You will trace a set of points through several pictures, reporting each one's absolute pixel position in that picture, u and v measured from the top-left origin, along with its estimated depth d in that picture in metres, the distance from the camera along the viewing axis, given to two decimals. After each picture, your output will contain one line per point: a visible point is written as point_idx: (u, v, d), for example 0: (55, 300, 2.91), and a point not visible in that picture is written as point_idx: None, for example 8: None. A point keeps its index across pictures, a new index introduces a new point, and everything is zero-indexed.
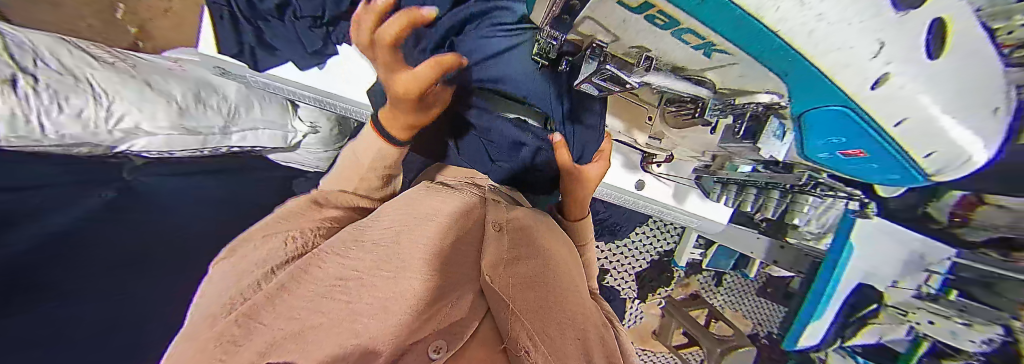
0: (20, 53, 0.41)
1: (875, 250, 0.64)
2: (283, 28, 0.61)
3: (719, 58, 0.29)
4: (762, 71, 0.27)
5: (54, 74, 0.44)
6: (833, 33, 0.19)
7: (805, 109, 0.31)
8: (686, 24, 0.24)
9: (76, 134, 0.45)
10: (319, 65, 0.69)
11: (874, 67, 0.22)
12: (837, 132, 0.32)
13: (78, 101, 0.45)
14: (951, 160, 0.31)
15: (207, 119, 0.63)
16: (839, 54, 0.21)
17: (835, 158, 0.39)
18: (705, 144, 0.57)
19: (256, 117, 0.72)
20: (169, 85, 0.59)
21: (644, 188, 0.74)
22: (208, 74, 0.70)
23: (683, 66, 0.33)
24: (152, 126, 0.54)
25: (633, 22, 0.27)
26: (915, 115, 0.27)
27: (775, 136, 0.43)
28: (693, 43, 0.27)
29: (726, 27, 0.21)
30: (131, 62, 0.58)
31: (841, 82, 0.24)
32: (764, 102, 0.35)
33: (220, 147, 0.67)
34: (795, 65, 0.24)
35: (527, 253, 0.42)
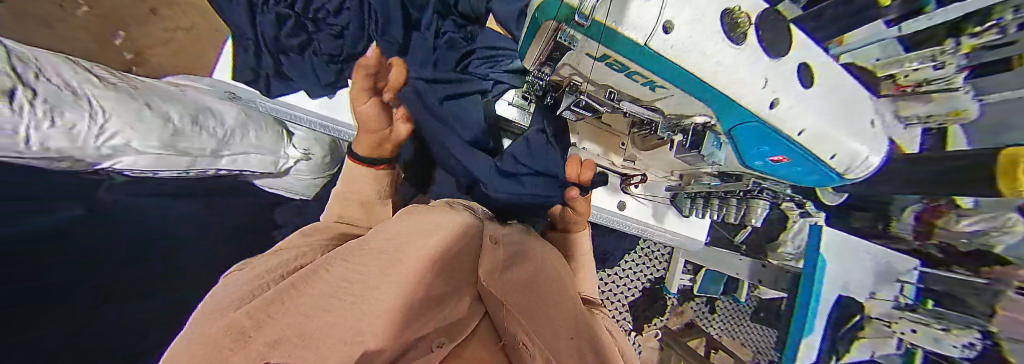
0: (23, 67, 0.41)
1: (843, 260, 0.68)
2: (302, 62, 0.72)
3: (661, 92, 0.35)
4: (693, 101, 0.35)
5: (54, 88, 0.44)
6: (725, 69, 0.29)
7: (731, 128, 0.36)
8: (633, 70, 0.31)
9: (62, 148, 0.44)
10: (330, 96, 0.74)
11: (763, 93, 0.31)
12: (764, 148, 0.38)
13: (72, 116, 0.44)
14: (855, 160, 0.38)
15: (199, 141, 0.63)
16: (736, 82, 0.30)
17: (770, 169, 0.43)
18: (670, 163, 0.64)
19: (249, 142, 0.73)
20: (166, 107, 0.59)
21: (625, 208, 0.78)
22: (211, 99, 0.72)
23: (638, 97, 0.40)
24: (142, 144, 0.53)
25: (600, 67, 0.34)
26: (809, 126, 0.34)
27: (713, 146, 0.47)
28: (641, 82, 0.34)
29: (660, 71, 0.29)
30: (134, 84, 0.60)
31: (749, 105, 0.32)
32: (700, 122, 0.41)
33: (207, 170, 0.67)
34: (714, 96, 0.31)
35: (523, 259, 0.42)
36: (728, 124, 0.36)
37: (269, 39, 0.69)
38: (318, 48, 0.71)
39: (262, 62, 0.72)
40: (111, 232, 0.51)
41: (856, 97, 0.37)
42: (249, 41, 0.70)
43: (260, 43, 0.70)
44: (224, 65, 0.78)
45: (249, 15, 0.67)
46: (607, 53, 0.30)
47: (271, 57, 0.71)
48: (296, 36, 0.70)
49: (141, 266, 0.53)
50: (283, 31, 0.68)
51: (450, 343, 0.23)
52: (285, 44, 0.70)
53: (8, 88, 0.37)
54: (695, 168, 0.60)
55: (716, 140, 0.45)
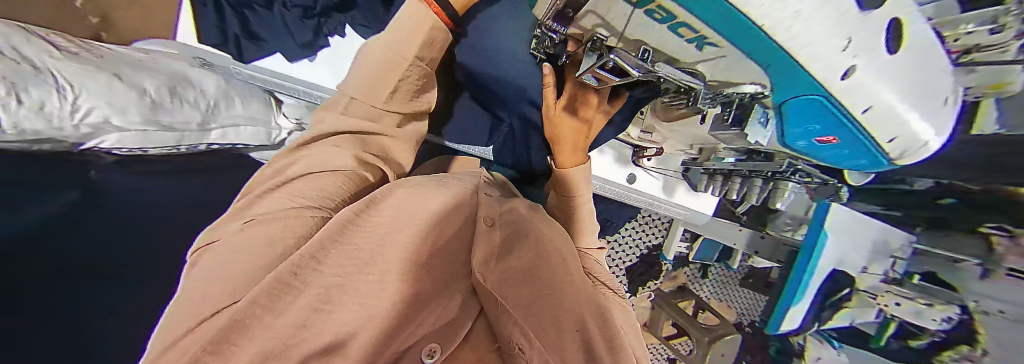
0: None
1: (846, 235, 0.65)
2: (274, 18, 0.63)
3: (709, 51, 0.29)
4: (747, 64, 0.27)
5: (8, 60, 0.39)
6: (813, 29, 0.19)
7: (786, 96, 0.30)
8: (681, 19, 0.24)
9: (37, 129, 0.41)
10: (309, 58, 0.67)
11: (844, 60, 0.23)
12: (812, 121, 0.32)
13: (38, 93, 0.41)
14: (912, 146, 0.34)
15: (181, 114, 0.59)
16: (816, 48, 0.21)
17: (811, 145, 0.38)
18: (693, 136, 0.57)
19: (236, 113, 0.69)
20: (138, 79, 0.55)
21: (635, 182, 0.76)
22: (184, 65, 0.65)
23: (679, 58, 0.33)
24: (122, 121, 0.50)
25: (635, 16, 0.27)
26: (878, 104, 0.28)
27: (759, 124, 0.40)
28: (687, 37, 0.27)
29: (716, 21, 0.21)
30: (96, 52, 0.54)
31: (818, 77, 0.24)
32: (749, 92, 0.35)
33: (198, 144, 0.64)
34: (778, 59, 0.23)
35: (515, 244, 0.39)
36: (781, 92, 0.30)
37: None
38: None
39: (225, 19, 0.63)
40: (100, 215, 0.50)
41: (944, 70, 0.29)
42: None
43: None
44: (185, 28, 0.71)
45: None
46: None
47: (234, 10, 0.63)
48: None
49: (134, 248, 0.53)
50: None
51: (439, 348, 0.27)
52: None
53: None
54: (718, 144, 0.55)
55: (763, 116, 0.39)
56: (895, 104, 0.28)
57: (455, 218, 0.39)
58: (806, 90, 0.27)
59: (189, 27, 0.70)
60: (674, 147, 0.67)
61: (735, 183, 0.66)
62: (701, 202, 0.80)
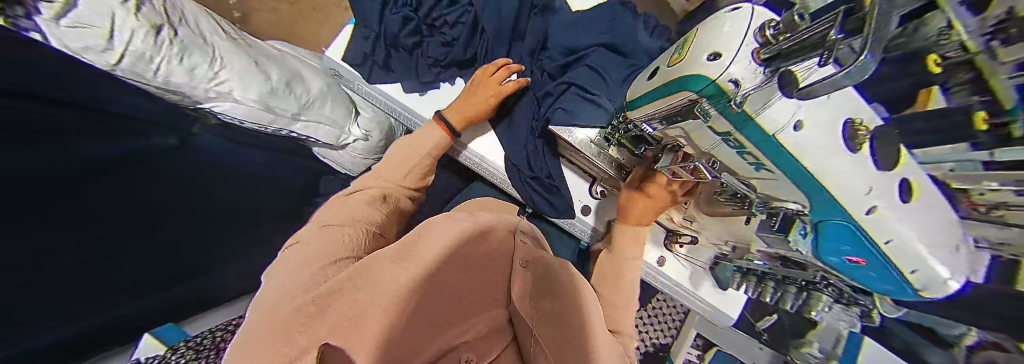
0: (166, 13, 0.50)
1: None
2: (409, 59, 0.77)
3: (764, 173, 0.33)
4: (794, 191, 0.32)
5: (189, 33, 0.53)
6: (841, 170, 0.27)
7: (825, 218, 0.32)
8: (749, 150, 0.31)
9: (179, 83, 0.51)
10: (420, 93, 0.76)
11: (864, 197, 0.27)
12: (847, 249, 0.32)
13: (196, 58, 0.52)
14: (932, 286, 0.28)
15: (285, 102, 0.65)
16: (845, 181, 0.27)
17: (845, 269, 0.35)
18: (728, 233, 0.56)
19: (324, 114, 0.74)
20: (269, 68, 0.64)
21: (663, 265, 0.77)
22: (303, 67, 0.74)
23: (735, 170, 0.37)
24: (241, 95, 0.58)
25: (716, 142, 0.34)
26: (903, 247, 0.28)
27: (800, 234, 0.39)
28: (749, 160, 0.33)
29: (775, 157, 0.29)
30: (248, 41, 0.65)
31: (843, 203, 0.28)
32: (795, 209, 0.36)
33: (283, 129, 0.70)
34: (814, 188, 0.29)
35: (555, 291, 0.41)
36: (818, 214, 0.33)
37: (389, 35, 0.75)
38: (427, 49, 0.76)
39: (377, 51, 0.76)
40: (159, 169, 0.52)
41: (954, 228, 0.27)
42: (371, 32, 0.75)
43: (381, 37, 0.76)
44: (337, 44, 0.79)
45: (379, 11, 0.75)
46: (732, 132, 0.31)
47: (385, 49, 0.76)
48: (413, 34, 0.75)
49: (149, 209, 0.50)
50: (405, 30, 0.74)
51: (475, 359, 0.33)
52: (401, 43, 0.75)
53: (154, 22, 0.47)
54: (753, 243, 0.52)
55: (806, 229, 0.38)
56: (943, 274, 0.27)
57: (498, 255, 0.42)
58: (833, 213, 0.30)
59: (340, 45, 0.79)
60: (710, 240, 0.66)
61: (768, 287, 0.62)
62: (730, 305, 0.77)
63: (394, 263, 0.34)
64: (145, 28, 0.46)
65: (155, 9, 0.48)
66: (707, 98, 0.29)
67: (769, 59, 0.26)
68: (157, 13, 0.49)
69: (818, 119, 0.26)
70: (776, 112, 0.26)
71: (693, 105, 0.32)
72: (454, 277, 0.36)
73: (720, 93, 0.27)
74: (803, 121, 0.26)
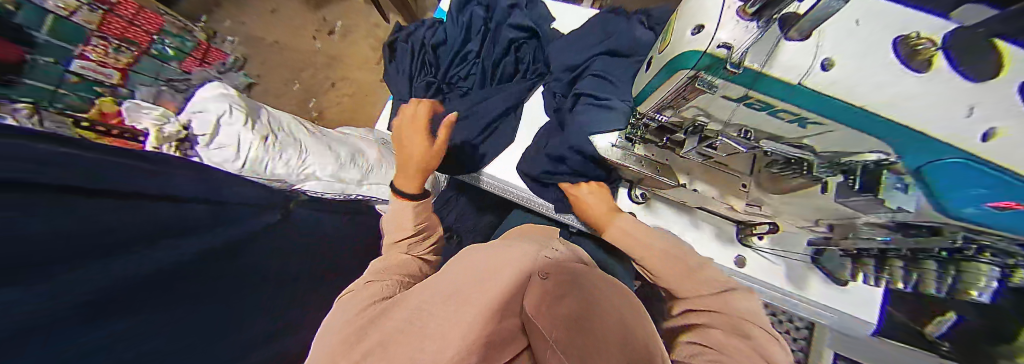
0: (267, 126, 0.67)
1: None
2: (436, 115, 0.87)
3: (813, 128, 0.31)
4: (862, 136, 0.29)
5: (286, 136, 0.71)
6: (909, 94, 0.23)
7: (935, 158, 0.26)
8: (778, 107, 0.30)
9: (281, 173, 0.67)
10: None
11: (960, 120, 0.22)
12: (988, 191, 0.24)
13: (291, 153, 0.69)
14: None
15: (353, 173, 0.79)
16: (921, 108, 0.23)
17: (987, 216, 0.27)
18: (817, 210, 0.48)
19: (382, 176, 0.87)
20: (342, 149, 0.79)
21: (746, 266, 0.65)
22: (362, 141, 0.90)
23: (779, 134, 0.36)
24: (323, 173, 0.73)
25: (737, 107, 0.34)
26: None
27: (897, 189, 0.32)
28: (786, 119, 0.32)
29: (804, 101, 0.27)
30: (323, 132, 0.83)
31: (935, 136, 0.24)
32: (872, 160, 0.32)
33: (352, 194, 0.83)
34: (886, 125, 0.26)
35: (579, 287, 0.34)
36: (912, 157, 0.28)
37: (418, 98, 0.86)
38: (450, 103, 0.87)
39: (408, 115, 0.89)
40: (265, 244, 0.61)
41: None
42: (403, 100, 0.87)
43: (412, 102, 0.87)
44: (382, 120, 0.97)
45: (408, 84, 0.87)
46: (747, 93, 0.31)
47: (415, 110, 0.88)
48: (437, 94, 0.86)
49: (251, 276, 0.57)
50: (430, 91, 0.85)
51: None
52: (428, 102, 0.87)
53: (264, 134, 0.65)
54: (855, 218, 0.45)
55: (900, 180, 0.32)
56: None
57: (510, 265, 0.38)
58: (933, 152, 0.25)
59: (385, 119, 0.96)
60: (794, 223, 0.57)
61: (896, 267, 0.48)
62: (854, 299, 0.58)
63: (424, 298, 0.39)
64: (259, 140, 0.63)
65: (264, 125, 0.67)
66: (705, 70, 0.31)
67: (756, 12, 0.27)
68: (265, 127, 0.67)
69: (854, 50, 0.24)
70: (793, 59, 0.26)
71: (694, 80, 0.33)
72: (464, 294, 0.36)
73: (716, 60, 0.29)
74: (831, 59, 0.24)
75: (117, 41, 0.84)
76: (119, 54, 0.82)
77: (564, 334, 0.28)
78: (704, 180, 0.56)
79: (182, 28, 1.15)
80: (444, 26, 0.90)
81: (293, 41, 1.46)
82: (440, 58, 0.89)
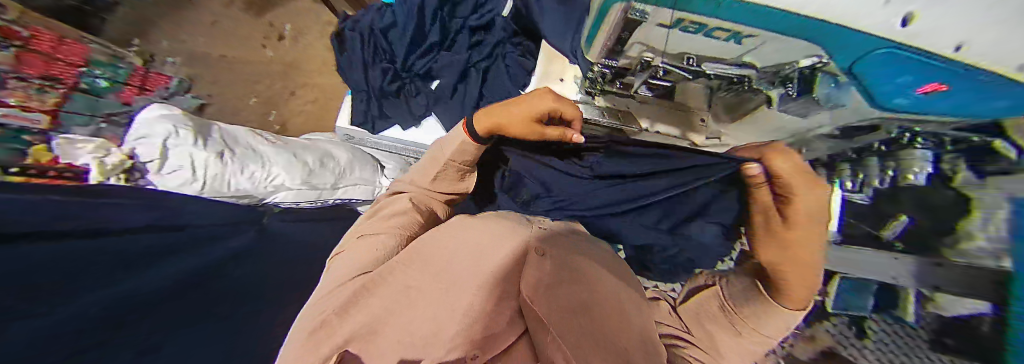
0: (218, 141, 0.65)
1: None
2: (399, 104, 0.84)
3: (749, 43, 0.32)
4: (791, 41, 0.30)
5: (243, 150, 0.68)
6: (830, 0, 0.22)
7: (857, 55, 0.28)
8: (714, 24, 0.30)
9: (247, 188, 0.65)
10: (417, 126, 0.84)
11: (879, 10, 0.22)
12: (896, 69, 0.27)
13: (252, 167, 0.66)
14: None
15: (326, 178, 0.77)
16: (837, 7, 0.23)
17: (921, 103, 0.30)
18: (779, 127, 0.50)
19: (356, 177, 0.84)
20: (305, 154, 0.76)
21: None
22: (331, 144, 0.87)
23: (722, 55, 0.36)
24: (291, 183, 0.70)
25: (675, 35, 0.34)
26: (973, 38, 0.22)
27: (829, 87, 0.35)
28: (723, 37, 0.33)
29: (739, 15, 0.27)
30: (285, 141, 0.79)
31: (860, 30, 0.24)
32: (805, 66, 0.33)
33: (329, 200, 0.80)
34: (806, 30, 0.27)
35: (570, 270, 0.41)
36: (841, 56, 0.29)
37: (377, 89, 0.82)
38: (410, 89, 0.85)
39: (369, 105, 0.83)
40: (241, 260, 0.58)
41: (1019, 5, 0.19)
42: (361, 91, 0.83)
43: (371, 93, 0.83)
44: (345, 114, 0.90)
45: (363, 74, 0.83)
46: (680, 15, 0.30)
47: (377, 101, 0.83)
48: (395, 81, 0.83)
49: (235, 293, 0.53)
50: (387, 79, 0.82)
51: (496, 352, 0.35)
52: (388, 92, 0.83)
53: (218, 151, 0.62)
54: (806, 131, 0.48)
55: (835, 80, 0.34)
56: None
57: (503, 248, 0.43)
58: (861, 46, 0.26)
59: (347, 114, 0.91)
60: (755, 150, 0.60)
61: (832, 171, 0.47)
62: None
63: (404, 268, 0.43)
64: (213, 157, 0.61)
65: (215, 141, 0.64)
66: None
67: None
68: (216, 143, 0.64)
69: None
70: None
71: (630, 14, 0.33)
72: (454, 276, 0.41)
73: None
74: None
75: (40, 78, 0.72)
76: (44, 94, 0.70)
77: (565, 321, 0.35)
78: (663, 122, 0.60)
79: (113, 54, 1.02)
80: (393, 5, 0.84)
81: (240, 54, 1.35)
82: (392, 41, 0.84)
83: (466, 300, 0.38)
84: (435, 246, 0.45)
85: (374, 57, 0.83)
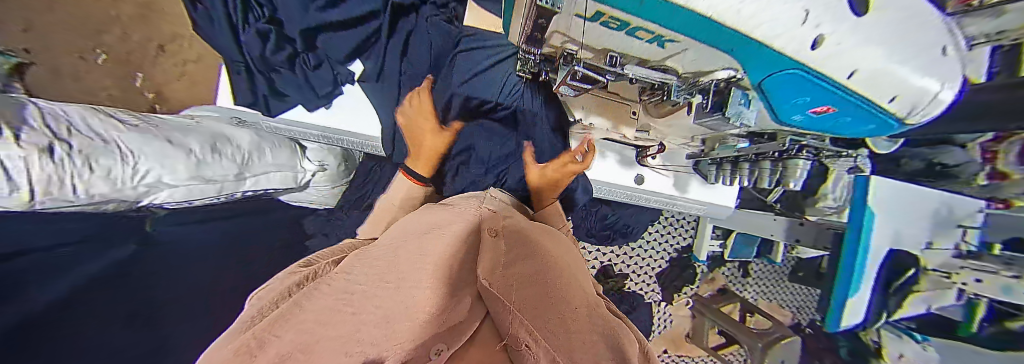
0: (53, 122, 0.42)
1: (896, 211, 0.57)
2: (294, 76, 0.73)
3: (672, 47, 0.29)
4: (710, 53, 0.28)
5: (86, 139, 0.44)
6: (764, 10, 0.19)
7: (765, 75, 0.28)
8: (635, 24, 0.26)
9: (104, 192, 0.45)
10: (326, 106, 0.78)
11: (802, 32, 0.22)
12: (800, 94, 0.30)
13: (107, 161, 0.45)
14: (920, 99, 0.29)
15: (222, 168, 0.63)
16: (772, 24, 0.21)
17: (808, 121, 0.36)
18: (689, 129, 0.56)
19: (268, 162, 0.72)
20: (186, 140, 0.59)
21: (644, 182, 0.75)
22: (223, 125, 0.71)
23: (646, 59, 0.34)
24: (172, 178, 0.54)
25: (593, 28, 0.29)
26: (864, 65, 0.25)
27: (741, 104, 0.38)
28: (645, 38, 0.29)
29: (671, 23, 0.22)
30: (149, 121, 0.60)
31: (780, 50, 0.23)
32: (722, 78, 0.35)
33: (235, 192, 0.68)
34: (734, 42, 0.23)
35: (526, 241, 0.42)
36: (755, 73, 0.29)
37: (255, 59, 0.68)
38: (305, 59, 0.71)
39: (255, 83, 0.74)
40: (118, 274, 0.48)
41: (926, 19, 0.25)
42: (238, 64, 0.70)
43: (249, 64, 0.70)
44: (223, 92, 0.77)
45: (233, 37, 0.67)
46: (599, 8, 0.24)
47: (262, 76, 0.72)
48: (283, 49, 0.68)
49: (129, 309, 0.46)
50: (269, 47, 0.66)
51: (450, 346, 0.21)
52: (273, 61, 0.69)
53: (45, 144, 0.38)
54: (715, 132, 0.54)
55: (744, 95, 0.37)
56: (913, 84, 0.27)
57: (455, 229, 0.41)
58: (778, 68, 0.26)
59: (226, 92, 0.77)
60: (675, 142, 0.65)
61: (744, 170, 0.60)
62: (716, 193, 0.78)
63: (346, 274, 0.34)
64: (39, 154, 0.37)
65: (35, 126, 0.39)
66: None
67: None
68: (38, 131, 0.39)
69: None
70: None
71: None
72: (398, 265, 0.34)
73: None
74: None
75: None
76: None
77: (524, 292, 0.31)
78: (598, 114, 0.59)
79: None
80: None
81: None
82: None
83: (421, 293, 0.27)
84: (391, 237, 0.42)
85: (241, 12, 0.63)
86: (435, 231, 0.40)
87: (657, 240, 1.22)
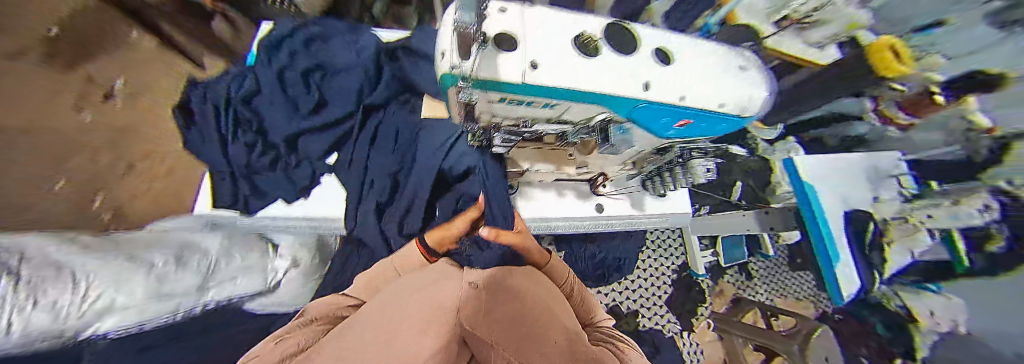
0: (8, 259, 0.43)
1: (825, 180, 0.71)
2: (274, 175, 0.80)
3: (558, 109, 0.40)
4: (585, 107, 0.39)
5: (39, 270, 0.45)
6: (597, 76, 0.34)
7: (630, 112, 0.39)
8: (528, 101, 0.38)
9: (43, 326, 0.41)
10: (304, 196, 0.79)
11: (631, 82, 0.35)
12: (662, 118, 0.41)
13: (55, 291, 0.44)
14: (743, 103, 0.40)
15: (184, 281, 0.62)
16: (610, 80, 0.35)
17: (685, 132, 0.47)
18: (618, 157, 0.64)
19: (236, 266, 0.71)
20: (151, 256, 0.60)
21: (605, 210, 0.80)
22: (190, 236, 0.72)
23: (549, 118, 0.45)
24: (126, 299, 0.52)
25: (501, 106, 0.41)
26: (686, 93, 0.37)
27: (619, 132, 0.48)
28: (538, 107, 0.40)
29: (547, 94, 0.35)
30: (116, 241, 0.62)
31: (626, 96, 0.36)
32: (603, 118, 0.44)
33: (196, 306, 0.64)
34: (594, 97, 0.36)
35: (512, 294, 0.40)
36: (624, 112, 0.40)
37: (241, 165, 0.79)
38: (287, 160, 0.82)
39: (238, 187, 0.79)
40: None
41: (710, 61, 0.41)
42: (224, 172, 0.79)
43: (235, 171, 0.80)
44: (201, 200, 0.78)
45: (222, 149, 0.80)
46: (501, 97, 0.37)
47: (244, 179, 0.79)
48: (266, 154, 0.81)
49: None
50: (254, 154, 0.80)
51: None
52: (257, 165, 0.80)
53: None
54: (637, 155, 0.62)
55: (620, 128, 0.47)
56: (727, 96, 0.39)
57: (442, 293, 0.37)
58: (633, 106, 0.38)
59: (204, 197, 0.78)
60: (617, 170, 0.73)
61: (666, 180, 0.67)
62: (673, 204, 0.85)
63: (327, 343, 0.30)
64: None
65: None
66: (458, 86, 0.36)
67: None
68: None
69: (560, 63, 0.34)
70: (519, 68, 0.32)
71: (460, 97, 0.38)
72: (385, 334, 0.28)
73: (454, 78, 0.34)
74: (535, 61, 0.32)
75: None
76: None
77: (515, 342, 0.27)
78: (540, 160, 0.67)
79: None
80: (255, 71, 0.84)
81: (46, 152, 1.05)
82: (256, 108, 0.83)
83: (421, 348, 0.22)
84: (381, 307, 0.37)
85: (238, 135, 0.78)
86: (423, 298, 0.36)
87: (651, 264, 1.19)
